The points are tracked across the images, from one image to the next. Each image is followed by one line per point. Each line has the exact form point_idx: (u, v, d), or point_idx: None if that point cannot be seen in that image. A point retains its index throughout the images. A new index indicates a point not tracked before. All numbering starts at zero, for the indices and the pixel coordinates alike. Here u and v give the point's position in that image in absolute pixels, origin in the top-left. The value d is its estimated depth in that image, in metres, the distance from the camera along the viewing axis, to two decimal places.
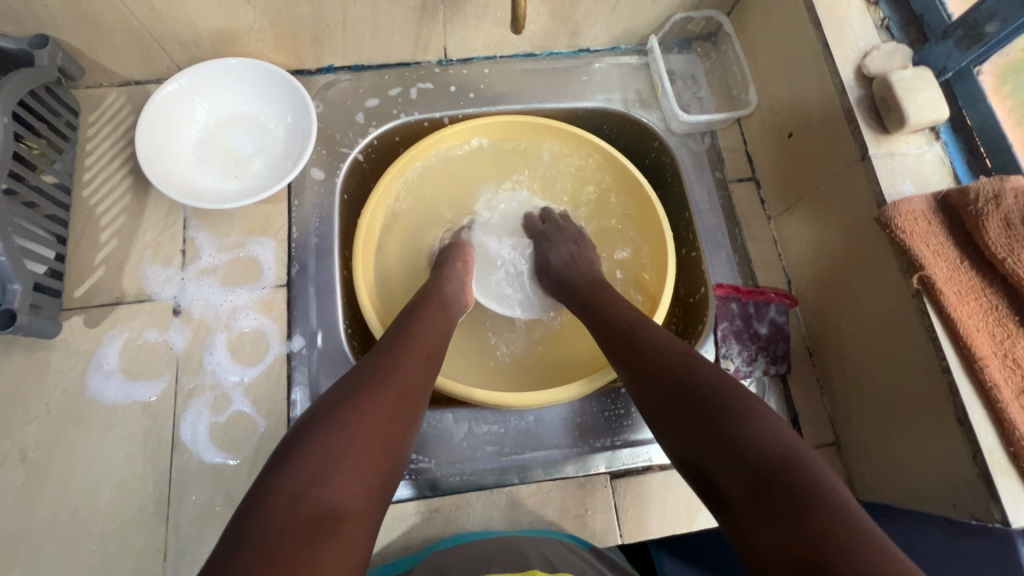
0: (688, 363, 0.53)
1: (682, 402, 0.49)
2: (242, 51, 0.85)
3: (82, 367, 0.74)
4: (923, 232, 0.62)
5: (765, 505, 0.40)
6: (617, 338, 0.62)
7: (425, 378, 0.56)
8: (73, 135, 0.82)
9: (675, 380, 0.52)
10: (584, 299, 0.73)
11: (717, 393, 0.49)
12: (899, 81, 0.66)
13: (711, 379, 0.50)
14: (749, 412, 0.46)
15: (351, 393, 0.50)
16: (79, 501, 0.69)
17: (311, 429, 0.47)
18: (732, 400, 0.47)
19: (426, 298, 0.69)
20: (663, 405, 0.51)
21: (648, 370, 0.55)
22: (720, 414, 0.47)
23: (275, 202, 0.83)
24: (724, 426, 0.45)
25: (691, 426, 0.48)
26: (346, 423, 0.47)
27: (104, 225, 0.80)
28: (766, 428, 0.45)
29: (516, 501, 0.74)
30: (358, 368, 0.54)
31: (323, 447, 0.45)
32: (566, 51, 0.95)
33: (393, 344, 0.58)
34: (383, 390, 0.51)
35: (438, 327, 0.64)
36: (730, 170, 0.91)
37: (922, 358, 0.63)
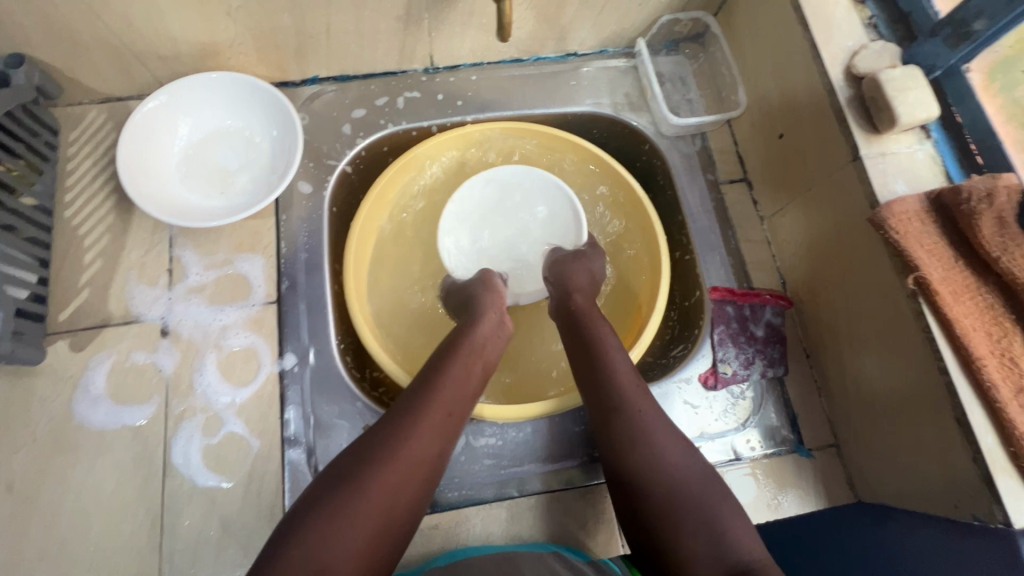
0: (686, 459, 0.60)
1: (664, 493, 0.58)
2: (224, 64, 0.83)
3: (68, 393, 0.72)
4: (917, 232, 0.62)
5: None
6: (606, 398, 0.65)
7: (437, 444, 0.58)
8: (53, 155, 0.80)
9: (664, 474, 0.59)
10: (572, 319, 0.73)
11: (708, 502, 0.57)
12: (889, 80, 0.66)
13: (702, 480, 0.59)
14: (727, 520, 0.56)
15: (358, 469, 0.54)
16: (69, 531, 0.68)
17: (319, 507, 0.51)
18: (719, 512, 0.56)
19: (455, 342, 0.67)
20: (647, 490, 0.58)
21: (633, 451, 0.60)
22: (710, 526, 0.55)
23: (262, 217, 0.82)
24: (703, 526, 0.55)
25: (675, 519, 0.56)
26: (350, 504, 0.51)
27: (88, 246, 0.78)
28: (736, 536, 0.55)
29: (517, 513, 0.73)
30: (372, 436, 0.57)
31: (323, 530, 0.50)
32: (553, 56, 0.94)
33: (412, 405, 0.59)
34: (391, 466, 0.54)
35: (467, 379, 0.64)
36: (722, 172, 0.91)
37: (920, 358, 0.63)
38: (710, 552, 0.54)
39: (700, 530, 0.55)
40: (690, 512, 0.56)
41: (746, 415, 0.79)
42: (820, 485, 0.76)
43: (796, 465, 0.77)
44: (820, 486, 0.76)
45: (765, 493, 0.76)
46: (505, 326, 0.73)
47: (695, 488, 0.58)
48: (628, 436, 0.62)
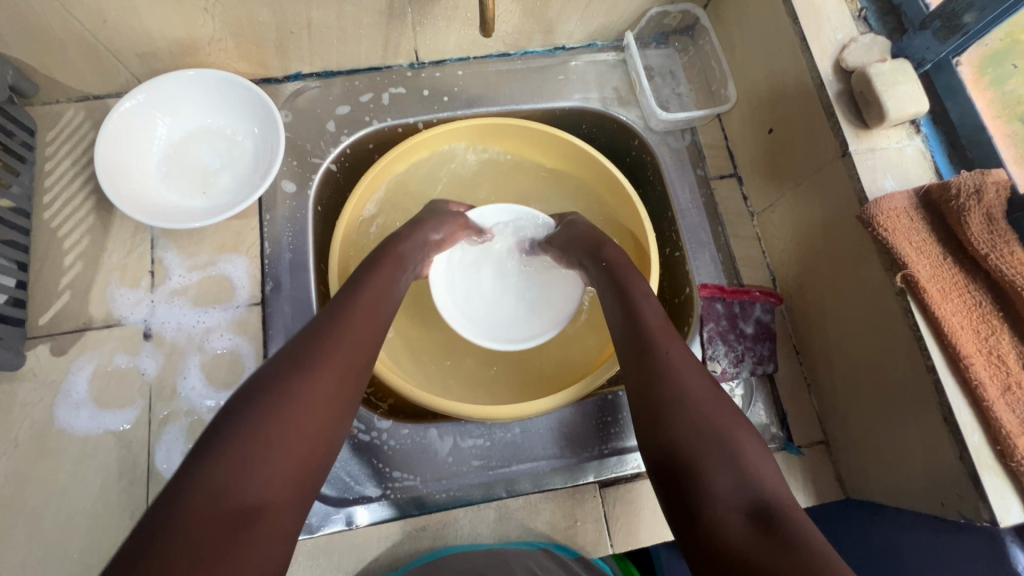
0: (712, 396, 0.54)
1: (691, 423, 0.52)
2: (205, 61, 0.82)
3: (49, 398, 0.71)
4: (905, 229, 0.61)
5: (759, 545, 0.43)
6: (639, 338, 0.60)
7: (364, 353, 0.55)
8: (30, 155, 0.79)
9: (692, 402, 0.53)
10: (608, 270, 0.70)
11: (731, 437, 0.51)
12: (878, 74, 0.65)
13: (727, 416, 0.52)
14: (749, 450, 0.50)
15: (284, 375, 0.50)
16: (52, 537, 0.67)
17: (241, 417, 0.46)
18: (744, 450, 0.50)
19: (379, 255, 0.68)
20: (674, 425, 0.52)
21: (660, 382, 0.55)
22: (732, 461, 0.49)
23: (245, 217, 0.81)
24: (731, 457, 0.49)
25: (698, 459, 0.49)
26: (278, 410, 0.47)
27: (67, 248, 0.77)
28: (761, 470, 0.49)
29: (504, 514, 0.72)
30: (295, 346, 0.53)
31: (248, 441, 0.44)
32: (541, 50, 0.92)
33: (333, 316, 0.56)
34: (318, 374, 0.50)
35: (383, 295, 0.62)
36: (712, 167, 0.90)
37: (908, 357, 0.62)
38: (733, 490, 0.47)
39: (720, 467, 0.48)
40: (715, 448, 0.50)
41: None
42: (809, 482, 0.76)
43: (786, 462, 0.76)
44: (809, 484, 0.76)
45: None
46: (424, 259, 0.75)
47: (719, 424, 0.51)
48: (661, 378, 0.55)
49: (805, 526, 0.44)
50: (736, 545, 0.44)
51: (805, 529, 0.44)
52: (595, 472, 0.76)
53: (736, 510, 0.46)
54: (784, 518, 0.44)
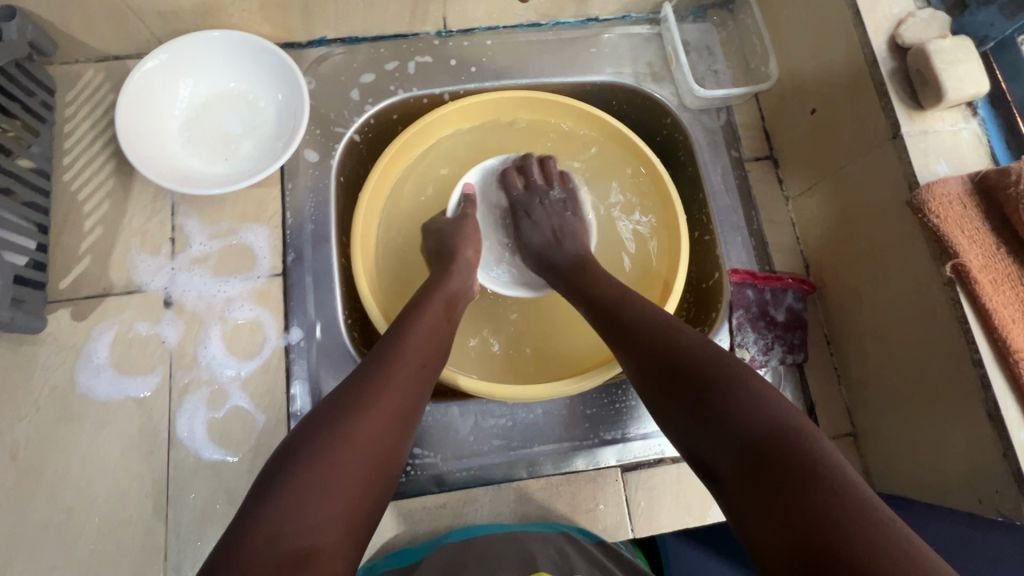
0: (693, 343, 0.51)
1: (678, 376, 0.49)
2: (227, 22, 0.79)
3: (71, 363, 0.71)
4: (958, 216, 0.58)
5: (762, 478, 0.40)
6: (607, 317, 0.60)
7: (417, 387, 0.53)
8: (50, 116, 0.77)
9: (675, 354, 0.50)
10: (567, 280, 0.71)
11: (713, 372, 0.47)
12: (937, 51, 0.61)
13: (707, 354, 0.49)
14: (747, 385, 0.46)
15: (335, 416, 0.47)
16: (74, 501, 0.67)
17: (294, 464, 0.44)
18: (733, 383, 0.46)
19: (428, 293, 0.64)
20: (657, 383, 0.50)
21: (640, 346, 0.54)
22: (723, 398, 0.45)
23: (267, 185, 0.79)
24: (724, 399, 0.45)
25: (694, 412, 0.46)
26: (329, 452, 0.44)
27: (87, 212, 0.76)
28: (765, 403, 0.44)
29: (524, 495, 0.71)
30: (345, 386, 0.50)
31: (304, 484, 0.42)
32: (573, 20, 0.89)
33: (386, 352, 0.53)
34: (373, 410, 0.48)
35: (438, 328, 0.59)
36: (747, 149, 0.87)
37: (951, 351, 0.60)
38: (729, 426, 0.44)
39: (709, 406, 0.45)
40: (702, 392, 0.47)
41: None
42: None
43: None
44: None
45: None
46: (472, 284, 0.72)
47: (700, 362, 0.49)
48: (640, 345, 0.54)
49: (810, 450, 0.40)
50: (747, 490, 0.41)
51: (811, 452, 0.40)
52: (616, 455, 0.74)
53: (732, 445, 0.43)
54: (782, 446, 0.41)
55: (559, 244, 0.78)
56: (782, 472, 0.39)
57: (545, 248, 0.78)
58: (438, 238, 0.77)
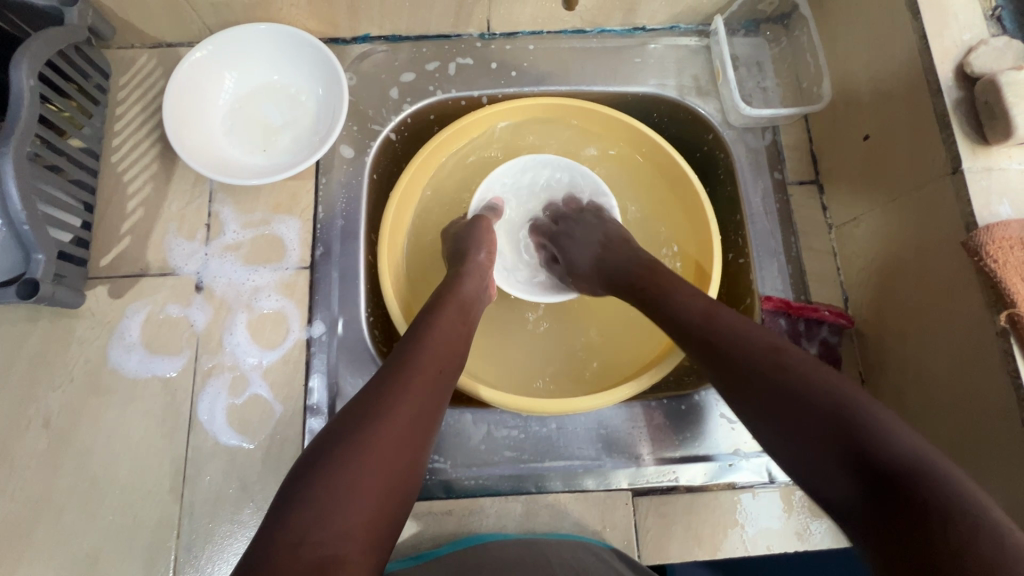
0: (800, 363, 0.47)
1: (789, 406, 0.45)
2: (276, 16, 0.81)
3: (104, 339, 0.73)
4: (1019, 263, 0.54)
5: (907, 525, 0.36)
6: (693, 332, 0.55)
7: (435, 393, 0.52)
8: (103, 98, 0.80)
9: (782, 379, 0.46)
10: (637, 286, 0.65)
11: (835, 402, 0.43)
12: (1010, 83, 0.56)
13: (825, 379, 0.45)
14: (869, 415, 0.42)
15: (356, 421, 0.47)
16: (98, 472, 0.70)
17: (317, 469, 0.44)
18: (863, 415, 0.42)
19: (440, 297, 0.63)
20: (766, 413, 0.46)
21: (739, 368, 0.49)
22: (848, 427, 0.42)
23: (302, 178, 0.80)
24: (846, 432, 0.41)
25: (815, 446, 0.42)
26: (352, 458, 0.44)
27: (131, 193, 0.78)
28: (892, 435, 0.40)
29: (532, 509, 0.70)
30: (364, 393, 0.50)
31: (322, 493, 0.42)
32: (620, 29, 0.87)
33: (404, 359, 0.53)
34: (392, 419, 0.47)
35: (454, 333, 0.59)
36: (791, 171, 0.83)
37: (1000, 407, 0.56)
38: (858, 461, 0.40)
39: (833, 439, 0.42)
40: (823, 419, 0.43)
41: None
42: None
43: None
44: None
45: (796, 521, 0.70)
46: (488, 289, 0.71)
47: (813, 388, 0.45)
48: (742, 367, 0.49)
49: (948, 483, 0.37)
50: (886, 538, 0.37)
51: (954, 487, 0.37)
52: (628, 478, 0.72)
53: (861, 481, 0.39)
54: (920, 480, 0.37)
55: (612, 245, 0.73)
56: (920, 514, 0.36)
57: (601, 255, 0.72)
58: (453, 244, 0.77)
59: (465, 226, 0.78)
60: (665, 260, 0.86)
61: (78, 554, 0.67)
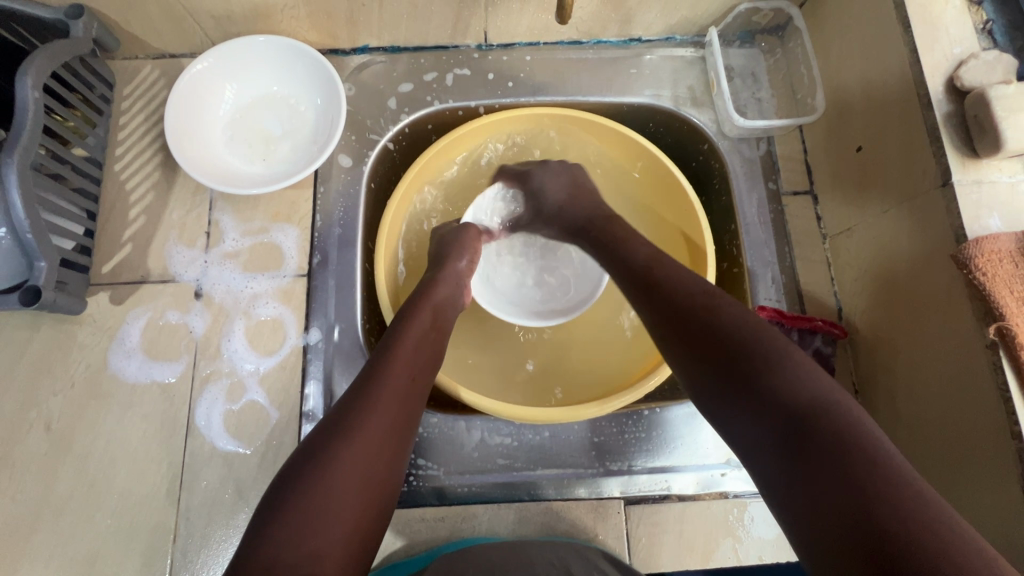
0: (732, 312, 0.50)
1: (719, 349, 0.48)
2: (277, 28, 0.82)
3: (105, 344, 0.75)
4: (1008, 276, 0.54)
5: (809, 453, 0.40)
6: (638, 278, 0.58)
7: (405, 401, 0.53)
8: (107, 108, 0.81)
9: (715, 324, 0.50)
10: (598, 234, 0.68)
11: (761, 349, 0.46)
12: (999, 97, 0.57)
13: (755, 329, 0.48)
14: (787, 360, 0.45)
15: (328, 438, 0.47)
16: (96, 477, 0.71)
17: (288, 487, 0.45)
18: (781, 359, 0.45)
19: (415, 304, 0.64)
20: (698, 353, 0.49)
21: (676, 312, 0.52)
22: (769, 368, 0.45)
23: (301, 187, 0.81)
24: (765, 372, 0.45)
25: (737, 385, 0.46)
26: (323, 477, 0.45)
27: (133, 201, 0.80)
28: (806, 377, 0.44)
29: (524, 516, 0.71)
30: (338, 407, 0.51)
31: (295, 517, 0.43)
32: (615, 40, 0.88)
33: (373, 370, 0.53)
34: (361, 436, 0.48)
35: (425, 344, 0.59)
36: (786, 181, 0.84)
37: (990, 419, 0.56)
38: (778, 400, 0.43)
39: (758, 383, 0.45)
40: (748, 360, 0.46)
41: None
42: None
43: None
44: None
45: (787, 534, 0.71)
46: (463, 294, 0.71)
47: (746, 335, 0.48)
48: (679, 317, 0.52)
49: (848, 419, 0.41)
50: (789, 463, 0.41)
51: (854, 423, 0.41)
52: (621, 487, 0.73)
53: (777, 418, 0.43)
54: (825, 416, 0.41)
55: (574, 195, 0.75)
56: (832, 445, 0.39)
57: (564, 205, 0.75)
58: (436, 248, 0.77)
59: (450, 233, 0.78)
60: None
61: (76, 557, 0.68)
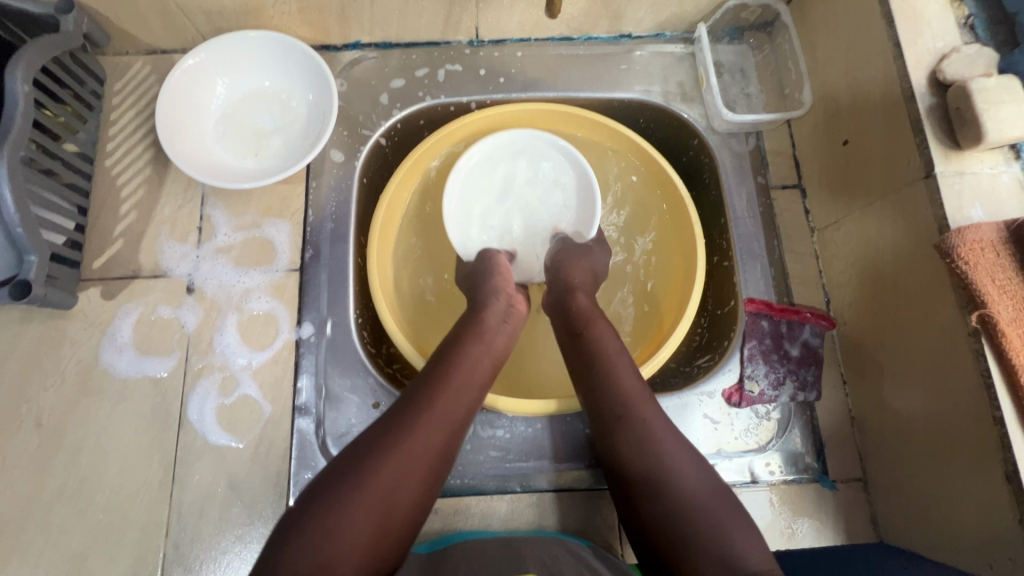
0: (693, 466, 0.57)
1: (677, 509, 0.54)
2: (268, 24, 0.82)
3: (97, 339, 0.74)
4: (989, 265, 0.55)
5: None
6: (608, 408, 0.61)
7: (443, 437, 0.56)
8: (98, 104, 0.81)
9: (679, 483, 0.55)
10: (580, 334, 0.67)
11: (718, 525, 0.53)
12: (980, 90, 0.58)
13: (713, 495, 0.55)
14: (734, 531, 0.52)
15: (360, 463, 0.52)
16: (88, 472, 0.70)
17: (321, 500, 0.50)
18: (728, 529, 0.52)
19: (460, 331, 0.65)
20: (659, 506, 0.55)
21: (641, 458, 0.57)
22: (719, 535, 0.52)
23: (293, 182, 0.81)
24: (719, 539, 0.51)
25: (684, 545, 0.52)
26: (346, 504, 0.49)
27: (124, 196, 0.80)
28: (748, 549, 0.51)
29: (516, 508, 0.71)
30: (375, 429, 0.55)
31: (321, 530, 0.48)
32: (606, 36, 0.88)
33: (417, 399, 0.57)
34: (392, 461, 0.52)
35: (471, 372, 0.61)
36: (774, 175, 0.85)
37: (973, 406, 0.57)
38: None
39: (701, 555, 0.51)
40: (701, 522, 0.53)
41: (768, 437, 0.75)
42: (840, 520, 0.72)
43: (818, 495, 0.73)
44: (840, 521, 0.72)
45: (780, 520, 0.72)
46: (517, 314, 0.70)
47: (703, 501, 0.54)
48: (649, 473, 0.56)
49: None
50: None
51: None
52: None
53: None
54: None
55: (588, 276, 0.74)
56: None
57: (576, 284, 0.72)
58: (468, 277, 0.76)
59: (476, 263, 0.77)
60: (648, 262, 0.87)
61: (67, 552, 0.68)
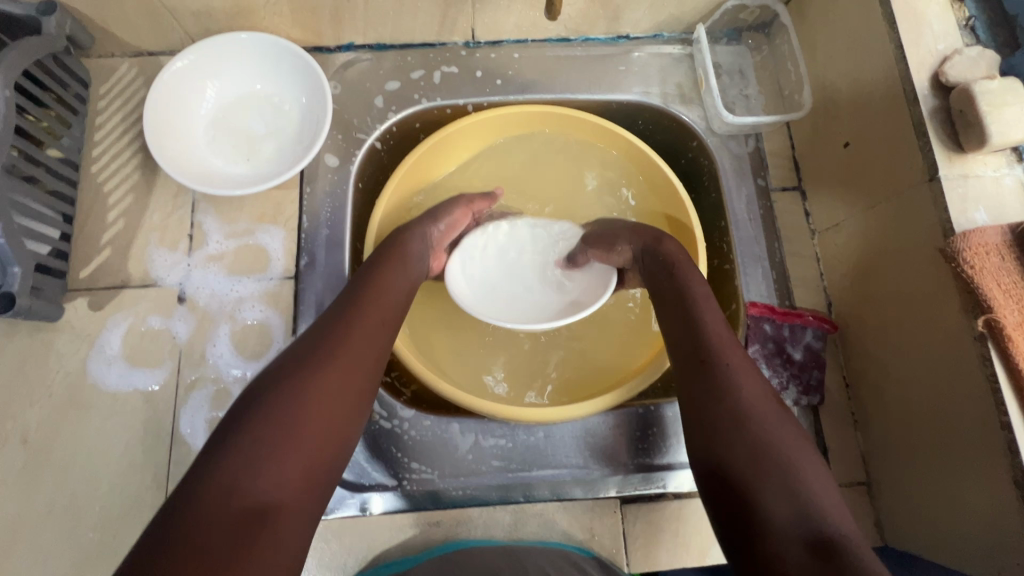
0: (774, 412, 0.51)
1: (747, 452, 0.49)
2: (259, 25, 0.80)
3: (84, 352, 0.72)
4: (995, 269, 0.55)
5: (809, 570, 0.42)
6: (694, 347, 0.56)
7: (376, 347, 0.55)
8: (82, 108, 0.79)
9: (752, 424, 0.50)
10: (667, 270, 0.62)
11: (791, 467, 0.47)
12: (984, 92, 0.57)
13: (790, 440, 0.49)
14: (809, 477, 0.47)
15: (290, 373, 0.49)
16: (77, 489, 0.68)
17: (251, 408, 0.47)
18: (802, 475, 0.47)
19: (381, 254, 0.64)
20: (727, 450, 0.50)
21: (715, 401, 0.52)
22: (790, 481, 0.46)
23: (287, 187, 0.79)
24: (788, 484, 0.46)
25: (750, 490, 0.47)
26: (279, 408, 0.47)
27: (111, 204, 0.77)
28: (824, 497, 0.46)
29: (521, 518, 0.71)
30: (299, 346, 0.52)
31: (255, 441, 0.45)
32: (604, 37, 0.87)
33: (342, 314, 0.55)
34: (331, 369, 0.50)
35: (397, 289, 0.61)
36: (774, 177, 0.84)
37: (980, 410, 0.57)
38: (794, 517, 0.45)
39: (769, 499, 0.46)
40: (773, 465, 0.47)
41: None
42: None
43: None
44: None
45: None
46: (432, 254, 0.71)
47: (778, 445, 0.49)
48: (722, 413, 0.51)
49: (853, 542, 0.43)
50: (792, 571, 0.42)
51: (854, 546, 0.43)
52: (617, 487, 0.72)
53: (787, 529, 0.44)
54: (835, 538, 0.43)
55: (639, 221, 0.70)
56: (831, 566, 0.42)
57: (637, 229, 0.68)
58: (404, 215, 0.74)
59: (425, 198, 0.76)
60: None
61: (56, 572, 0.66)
